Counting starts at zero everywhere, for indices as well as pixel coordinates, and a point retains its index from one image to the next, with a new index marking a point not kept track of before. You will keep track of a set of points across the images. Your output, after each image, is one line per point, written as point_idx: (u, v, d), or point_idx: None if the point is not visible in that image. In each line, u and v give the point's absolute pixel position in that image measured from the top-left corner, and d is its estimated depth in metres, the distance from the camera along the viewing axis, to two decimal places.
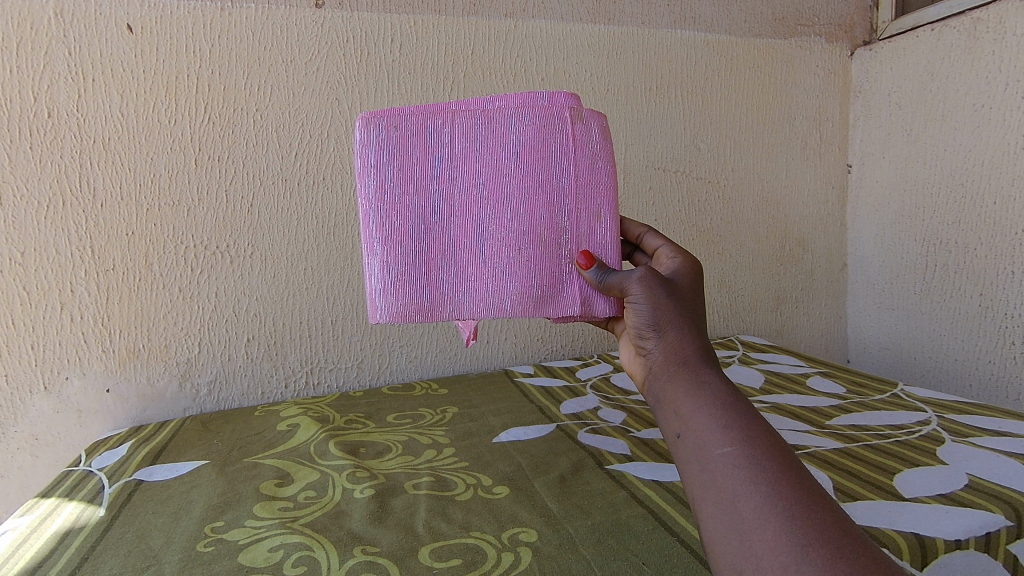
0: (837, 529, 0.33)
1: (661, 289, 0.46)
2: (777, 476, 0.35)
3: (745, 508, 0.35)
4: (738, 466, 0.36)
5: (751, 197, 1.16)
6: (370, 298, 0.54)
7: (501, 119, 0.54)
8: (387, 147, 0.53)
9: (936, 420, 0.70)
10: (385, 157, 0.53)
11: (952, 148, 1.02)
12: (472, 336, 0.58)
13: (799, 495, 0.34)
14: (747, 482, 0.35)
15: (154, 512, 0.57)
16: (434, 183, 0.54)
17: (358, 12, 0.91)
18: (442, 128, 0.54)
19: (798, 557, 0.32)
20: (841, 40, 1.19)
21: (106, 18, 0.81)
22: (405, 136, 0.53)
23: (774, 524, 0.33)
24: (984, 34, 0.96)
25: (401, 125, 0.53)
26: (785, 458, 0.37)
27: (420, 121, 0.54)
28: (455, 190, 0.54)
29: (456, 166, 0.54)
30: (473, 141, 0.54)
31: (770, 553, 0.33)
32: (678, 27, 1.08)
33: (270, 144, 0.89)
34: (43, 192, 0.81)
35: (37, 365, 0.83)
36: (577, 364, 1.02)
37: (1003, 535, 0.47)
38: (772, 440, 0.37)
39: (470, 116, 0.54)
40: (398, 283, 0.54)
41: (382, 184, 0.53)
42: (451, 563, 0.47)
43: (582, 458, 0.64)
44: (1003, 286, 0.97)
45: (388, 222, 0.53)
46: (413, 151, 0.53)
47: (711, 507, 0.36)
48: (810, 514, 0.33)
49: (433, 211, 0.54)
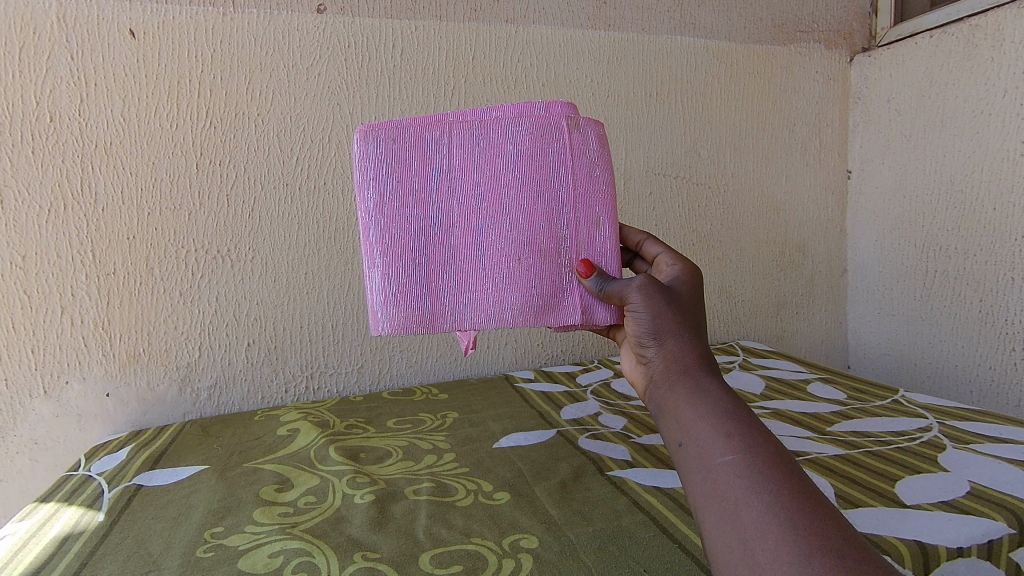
0: (839, 538, 0.33)
1: (661, 297, 0.46)
2: (779, 485, 0.35)
3: (747, 517, 0.35)
4: (739, 474, 0.36)
5: (751, 203, 1.16)
6: (372, 309, 0.54)
7: (499, 130, 0.54)
8: (386, 159, 0.53)
9: (936, 426, 0.70)
10: (384, 169, 0.53)
11: (951, 154, 1.02)
12: (471, 345, 0.58)
13: (801, 503, 0.34)
14: (749, 491, 0.35)
15: (154, 517, 0.57)
16: (433, 194, 0.54)
17: (360, 17, 0.91)
18: (441, 140, 0.54)
19: (801, 565, 0.32)
20: (840, 46, 1.19)
21: (109, 23, 0.81)
22: (403, 147, 0.53)
23: (776, 532, 0.33)
24: (982, 41, 0.96)
25: (399, 137, 0.53)
26: (787, 466, 0.36)
27: (418, 133, 0.54)
28: (455, 200, 0.54)
29: (456, 177, 0.54)
30: (471, 152, 0.54)
31: (773, 562, 0.32)
32: (678, 33, 1.09)
33: (271, 149, 0.89)
34: (45, 196, 0.81)
35: (37, 369, 0.83)
36: (577, 369, 1.01)
37: (1006, 542, 0.47)
38: (774, 448, 0.37)
39: (468, 127, 0.54)
40: (399, 295, 0.54)
41: (382, 196, 0.53)
42: (452, 569, 0.47)
43: (583, 464, 0.64)
44: (1003, 292, 0.97)
45: (387, 234, 0.53)
46: (412, 163, 0.53)
47: (713, 516, 0.36)
48: (812, 523, 0.33)
49: (433, 222, 0.54)
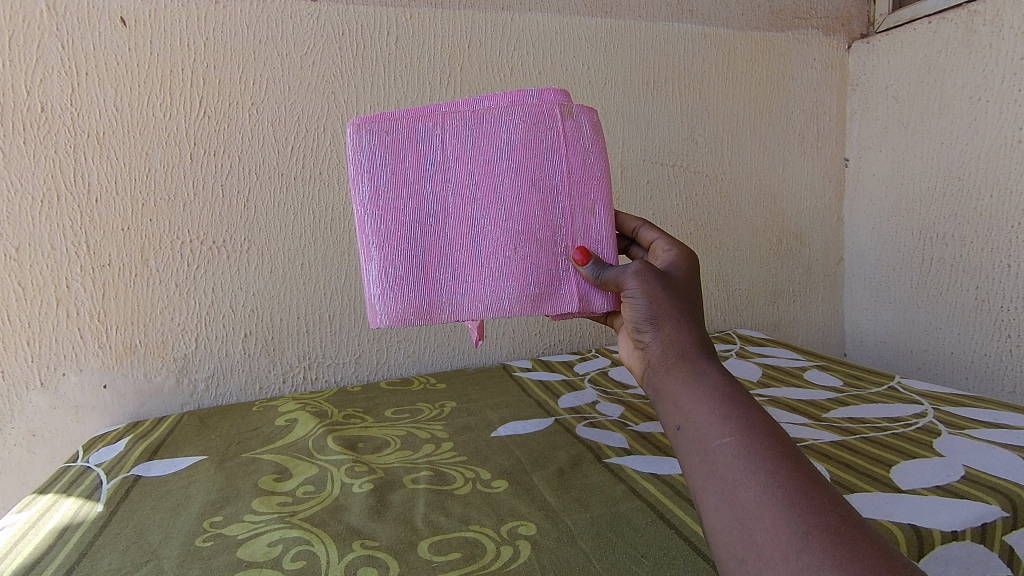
0: (836, 515, 0.33)
1: (658, 282, 0.46)
2: (776, 465, 0.35)
3: (745, 497, 0.35)
4: (737, 456, 0.36)
5: (748, 191, 1.16)
6: (370, 299, 0.54)
7: (492, 118, 0.54)
8: (380, 150, 0.53)
9: (932, 412, 0.70)
10: (377, 161, 0.53)
11: (949, 141, 1.02)
12: (480, 336, 0.58)
13: (799, 484, 0.34)
14: (747, 472, 0.35)
15: (153, 507, 0.57)
16: (427, 185, 0.53)
17: (354, 5, 0.90)
18: (435, 131, 0.53)
19: (799, 544, 0.32)
20: (838, 33, 1.19)
21: (99, 11, 0.80)
22: (396, 139, 0.53)
23: (774, 512, 0.33)
24: (981, 27, 0.96)
25: (392, 128, 0.53)
26: (785, 447, 0.37)
27: (411, 124, 0.53)
28: (450, 191, 0.54)
29: (450, 167, 0.53)
30: (465, 141, 0.54)
31: (771, 542, 0.33)
32: (675, 20, 1.08)
33: (266, 138, 0.88)
34: (37, 186, 0.80)
35: (33, 361, 0.82)
36: (574, 358, 1.02)
37: (999, 525, 0.47)
38: (771, 429, 0.37)
39: (461, 117, 0.54)
40: (396, 287, 0.53)
41: (378, 189, 0.53)
42: (450, 557, 0.47)
43: (580, 452, 0.64)
44: (999, 279, 0.97)
45: (383, 226, 0.53)
46: (406, 155, 0.53)
47: (711, 498, 0.36)
48: (809, 501, 0.33)
49: (429, 213, 0.54)
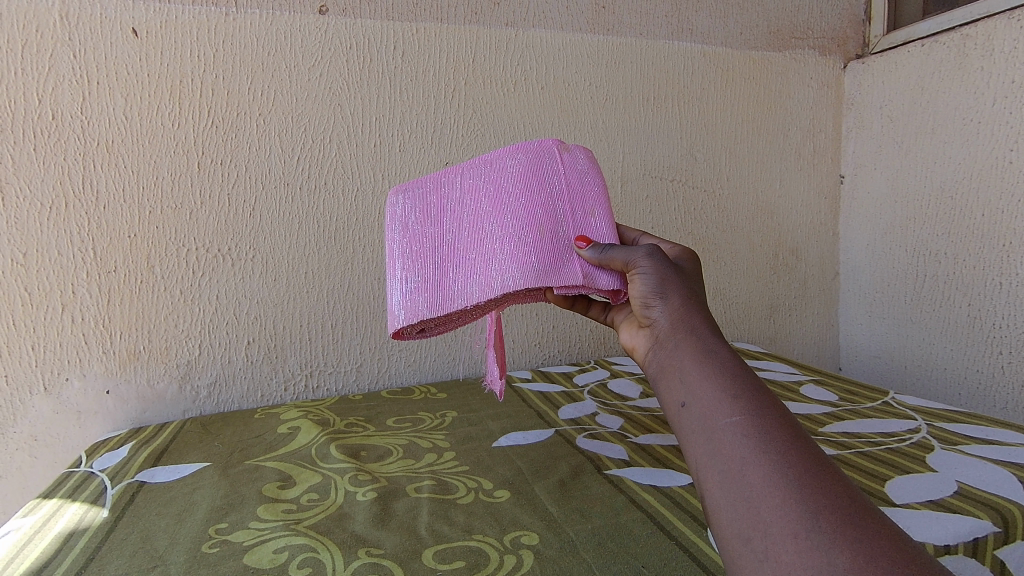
0: (846, 497, 0.34)
1: (667, 262, 0.48)
2: (786, 446, 0.36)
3: (753, 476, 0.35)
4: (745, 434, 0.37)
5: (744, 206, 1.18)
6: (393, 317, 0.58)
7: (498, 155, 0.58)
8: (411, 202, 0.60)
9: (925, 428, 0.72)
10: (406, 208, 0.60)
11: (942, 160, 1.04)
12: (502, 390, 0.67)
13: (808, 465, 0.35)
14: (756, 450, 0.36)
15: (158, 513, 0.58)
16: (446, 218, 0.59)
17: (361, 19, 0.92)
18: (455, 179, 0.59)
19: (808, 523, 0.33)
20: (834, 53, 1.21)
21: (112, 22, 0.82)
22: (422, 189, 0.60)
23: (784, 491, 0.34)
24: (972, 51, 0.99)
25: (420, 184, 0.61)
26: (792, 430, 0.37)
27: (435, 179, 0.61)
28: (464, 220, 0.58)
29: (464, 200, 0.58)
30: (475, 177, 0.58)
31: (780, 520, 0.33)
32: (676, 37, 1.10)
33: (272, 148, 0.90)
34: (46, 193, 0.81)
35: (38, 366, 0.83)
36: (574, 369, 1.03)
37: (991, 540, 0.48)
38: (778, 411, 0.38)
39: (474, 162, 0.59)
40: (417, 301, 0.57)
41: (406, 230, 0.59)
42: (454, 565, 0.48)
43: (580, 462, 0.65)
44: (991, 297, 0.99)
45: (408, 254, 0.58)
46: (429, 199, 0.59)
47: (716, 476, 0.37)
48: (819, 482, 0.34)
49: (448, 242, 0.58)
